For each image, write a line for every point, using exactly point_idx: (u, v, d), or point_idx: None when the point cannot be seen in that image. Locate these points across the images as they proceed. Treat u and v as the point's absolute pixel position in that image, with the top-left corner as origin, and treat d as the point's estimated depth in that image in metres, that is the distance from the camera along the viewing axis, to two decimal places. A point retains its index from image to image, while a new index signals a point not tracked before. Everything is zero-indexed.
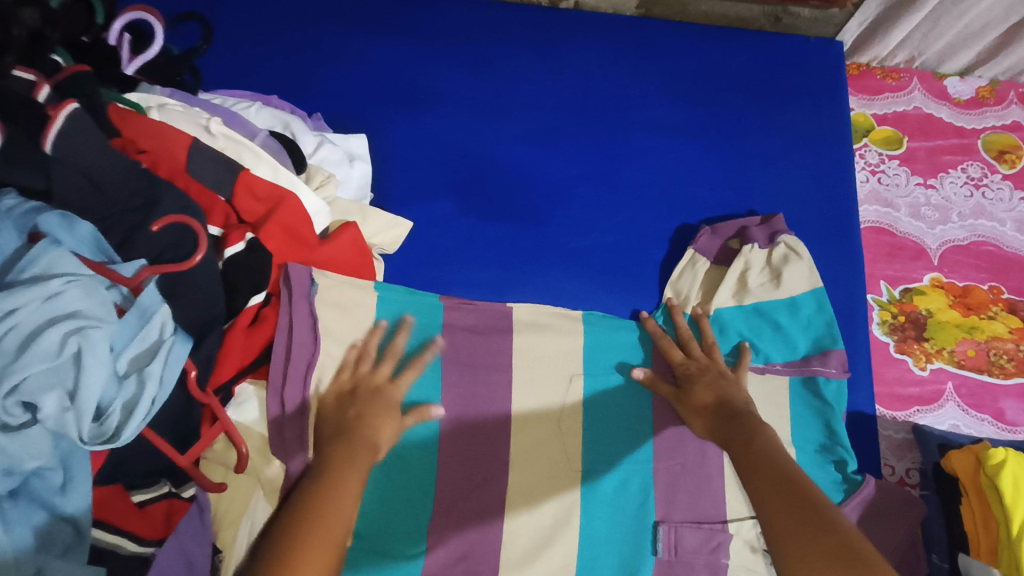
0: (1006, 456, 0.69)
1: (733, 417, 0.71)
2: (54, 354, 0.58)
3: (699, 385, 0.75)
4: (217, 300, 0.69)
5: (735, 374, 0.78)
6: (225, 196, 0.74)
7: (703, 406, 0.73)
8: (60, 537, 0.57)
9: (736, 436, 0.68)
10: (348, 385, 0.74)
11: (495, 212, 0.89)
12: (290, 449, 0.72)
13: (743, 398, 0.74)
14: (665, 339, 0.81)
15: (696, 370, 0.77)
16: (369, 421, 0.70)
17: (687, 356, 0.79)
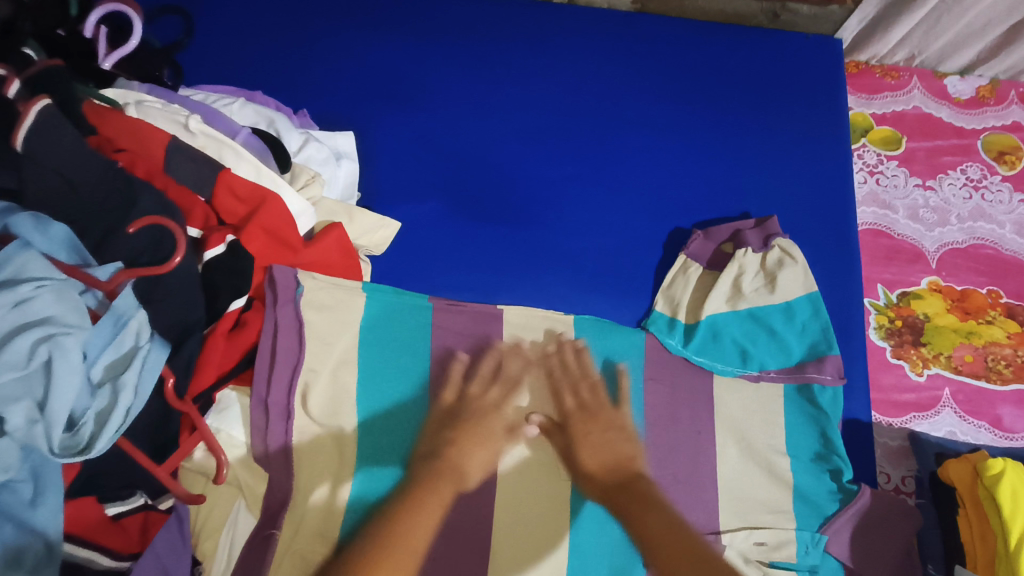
0: (1005, 467, 0.68)
1: (620, 487, 0.69)
2: (23, 362, 0.56)
3: (583, 446, 0.73)
4: (196, 303, 0.67)
5: (622, 413, 0.75)
6: (206, 197, 0.71)
7: (591, 475, 0.71)
8: (30, 552, 0.55)
9: (626, 511, 0.67)
10: (448, 407, 0.74)
11: (486, 213, 0.87)
12: (274, 457, 0.71)
13: (628, 453, 0.72)
14: (559, 379, 0.78)
15: (577, 423, 0.74)
16: (462, 445, 0.71)
17: (576, 401, 0.76)
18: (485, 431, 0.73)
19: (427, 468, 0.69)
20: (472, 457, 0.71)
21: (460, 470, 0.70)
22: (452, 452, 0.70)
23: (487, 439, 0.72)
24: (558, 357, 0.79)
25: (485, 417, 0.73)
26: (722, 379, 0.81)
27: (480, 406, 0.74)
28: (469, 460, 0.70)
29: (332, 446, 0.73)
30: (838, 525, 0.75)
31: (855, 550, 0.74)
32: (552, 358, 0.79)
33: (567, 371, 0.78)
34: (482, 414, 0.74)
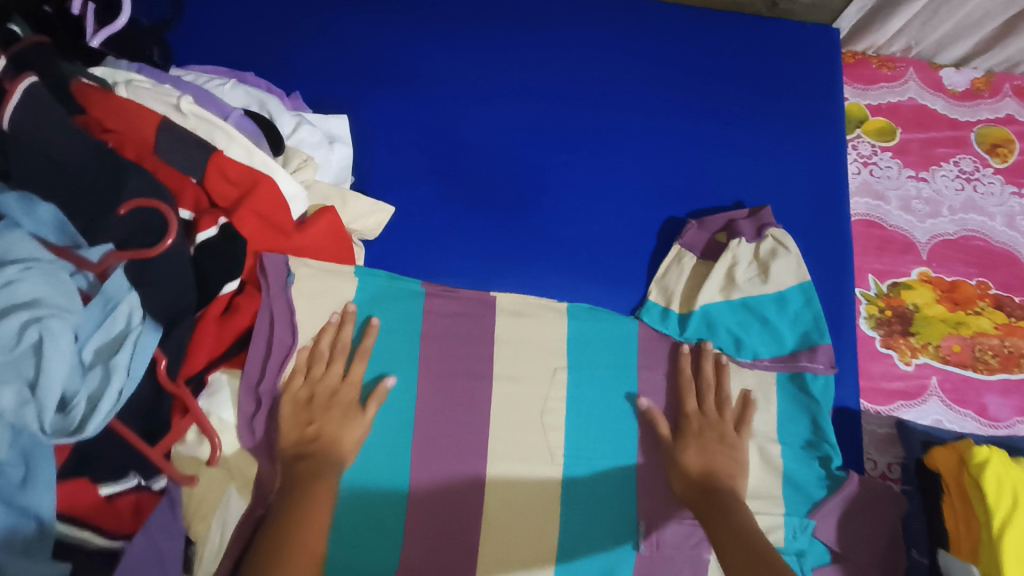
0: (990, 455, 0.69)
1: (705, 491, 0.71)
2: (13, 343, 0.56)
3: (691, 447, 0.75)
4: (187, 287, 0.66)
5: (738, 436, 0.77)
6: (197, 177, 0.70)
7: (687, 472, 0.74)
8: (23, 532, 0.55)
9: (706, 515, 0.68)
10: (303, 392, 0.71)
11: (479, 197, 0.87)
12: (263, 445, 0.71)
13: (727, 471, 0.74)
14: (686, 381, 0.80)
15: (694, 425, 0.77)
16: (327, 434, 0.69)
17: (698, 407, 0.79)
18: (345, 415, 0.71)
19: (306, 462, 0.66)
20: (342, 441, 0.69)
21: (336, 460, 0.68)
22: (321, 444, 0.68)
23: (351, 421, 0.71)
24: (691, 361, 0.81)
25: (337, 398, 0.71)
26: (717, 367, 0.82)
27: (330, 388, 0.72)
28: (342, 446, 0.69)
29: None
30: (826, 511, 0.76)
31: (841, 535, 0.76)
32: (689, 360, 0.81)
33: (698, 377, 0.80)
34: (332, 395, 0.71)
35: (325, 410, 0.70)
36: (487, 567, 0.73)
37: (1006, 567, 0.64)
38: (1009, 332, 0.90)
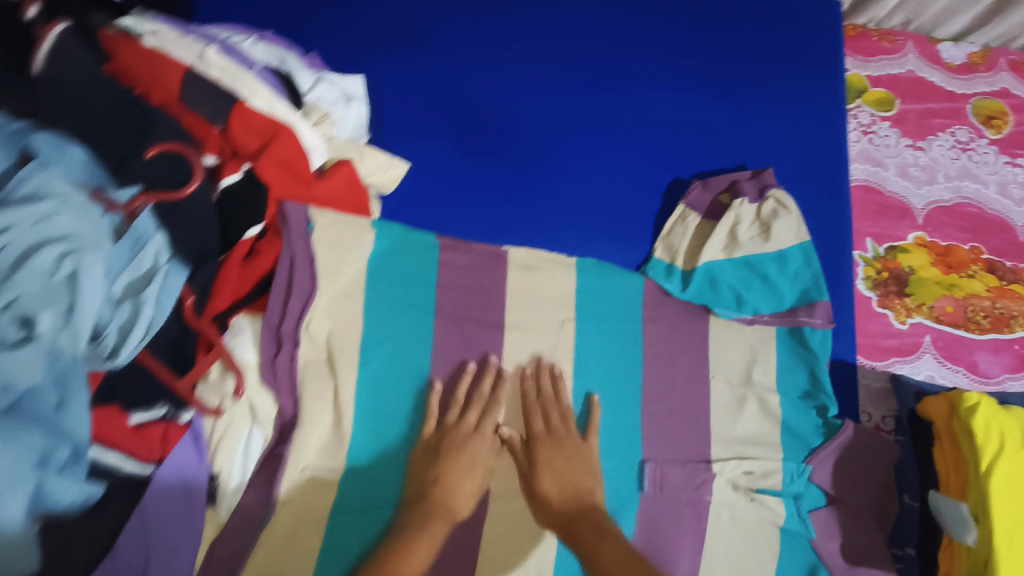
0: (979, 400, 0.71)
1: (578, 514, 0.72)
2: (49, 273, 0.58)
3: (546, 471, 0.75)
4: (212, 231, 0.69)
5: (589, 444, 0.77)
6: (220, 126, 0.71)
7: (550, 502, 0.73)
8: (59, 454, 0.57)
9: (580, 539, 0.69)
10: (430, 440, 0.75)
11: (491, 157, 0.90)
12: (284, 388, 0.73)
13: (586, 483, 0.75)
14: (529, 403, 0.79)
15: (544, 447, 0.76)
16: (448, 479, 0.73)
17: (546, 425, 0.78)
18: (469, 464, 0.74)
19: (417, 507, 0.71)
20: (459, 490, 0.73)
21: (450, 507, 0.72)
22: (442, 490, 0.72)
23: (471, 470, 0.74)
24: (531, 382, 0.80)
25: (468, 449, 0.75)
26: (719, 321, 0.85)
27: (462, 437, 0.76)
28: (457, 494, 0.73)
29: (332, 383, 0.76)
30: (822, 457, 0.80)
31: (836, 480, 0.79)
32: (528, 381, 0.80)
33: (540, 394, 0.80)
34: (467, 443, 0.75)
35: (459, 454, 0.74)
36: (496, 504, 0.76)
37: (992, 504, 0.66)
38: (1000, 295, 0.93)
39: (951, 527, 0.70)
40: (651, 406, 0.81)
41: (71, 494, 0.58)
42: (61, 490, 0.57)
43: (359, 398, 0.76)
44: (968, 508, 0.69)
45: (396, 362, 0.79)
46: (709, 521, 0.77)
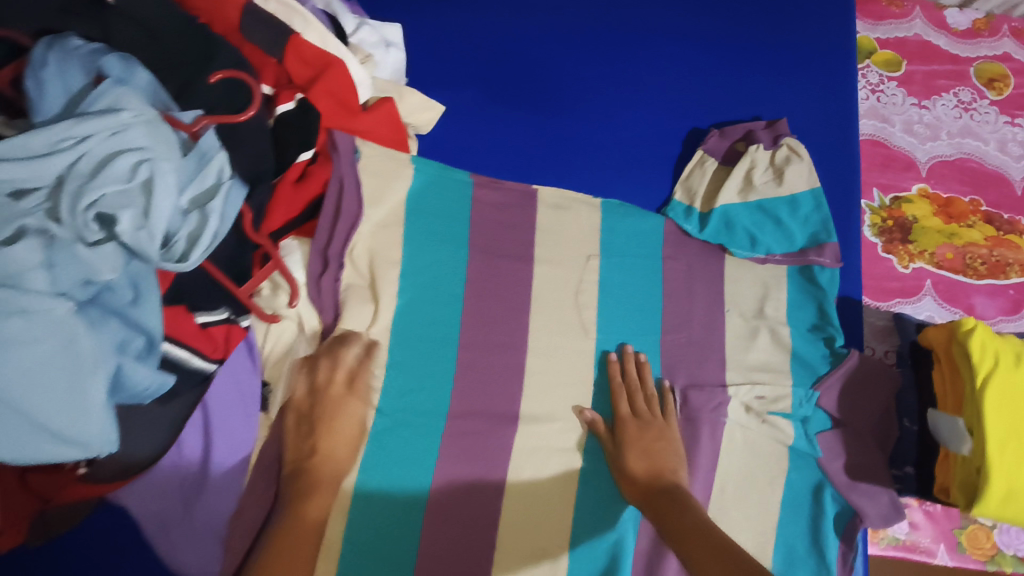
0: (976, 324, 0.77)
1: (657, 492, 0.73)
2: (126, 178, 0.62)
3: (633, 450, 0.78)
4: (265, 155, 0.73)
5: (669, 425, 0.81)
6: (276, 58, 0.76)
7: (633, 476, 0.76)
8: (135, 342, 0.63)
9: (663, 511, 0.71)
10: (304, 403, 0.75)
11: (521, 105, 0.94)
12: (329, 306, 0.79)
13: (669, 465, 0.77)
14: (615, 385, 0.82)
15: (630, 429, 0.80)
16: (321, 447, 0.72)
17: (632, 409, 0.81)
18: (342, 427, 0.74)
19: (302, 477, 0.70)
20: (337, 455, 0.73)
21: (333, 471, 0.72)
22: (317, 461, 0.71)
23: (347, 434, 0.74)
24: (617, 367, 0.83)
25: (337, 412, 0.74)
26: (735, 260, 0.90)
27: (331, 401, 0.75)
28: (337, 459, 0.73)
29: (370, 306, 0.80)
30: (830, 383, 0.85)
31: (842, 406, 0.85)
32: (614, 367, 0.83)
33: (626, 380, 0.83)
34: (338, 407, 0.74)
35: (323, 421, 0.73)
36: (525, 420, 0.81)
37: (987, 416, 0.72)
38: (997, 244, 0.99)
39: (949, 441, 0.76)
40: (671, 335, 0.87)
41: (146, 381, 0.63)
42: (139, 374, 0.63)
43: (396, 321, 0.81)
44: (963, 422, 0.75)
45: (432, 289, 0.83)
46: (723, 442, 0.83)
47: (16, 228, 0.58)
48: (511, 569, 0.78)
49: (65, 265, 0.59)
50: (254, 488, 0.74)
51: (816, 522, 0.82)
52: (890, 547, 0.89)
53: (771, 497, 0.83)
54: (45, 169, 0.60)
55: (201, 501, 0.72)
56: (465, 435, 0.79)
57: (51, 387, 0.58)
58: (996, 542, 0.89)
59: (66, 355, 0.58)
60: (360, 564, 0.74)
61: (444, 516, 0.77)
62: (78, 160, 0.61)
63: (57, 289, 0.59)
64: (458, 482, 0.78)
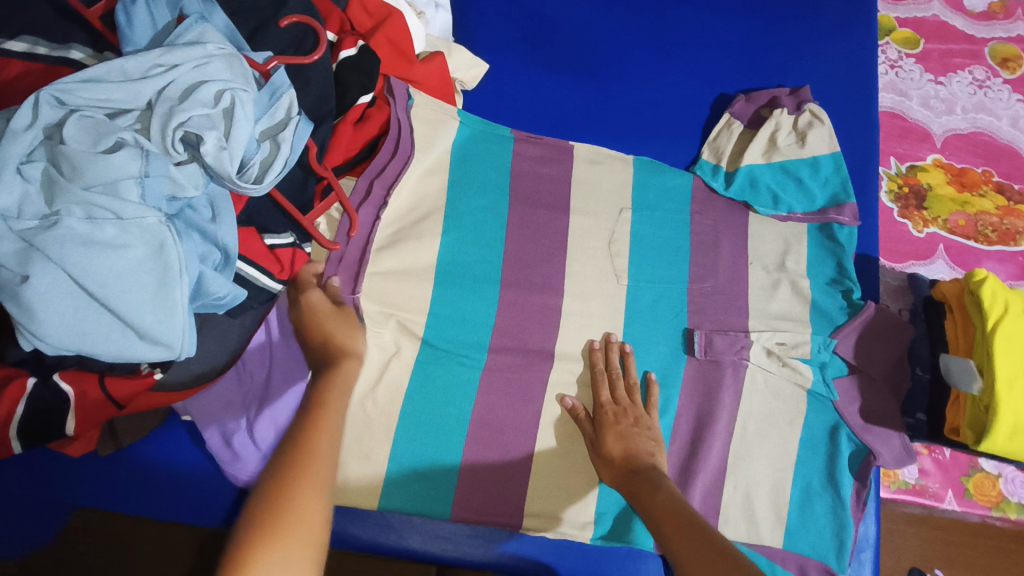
0: (988, 276, 0.81)
1: (632, 472, 0.76)
2: (211, 104, 0.66)
3: (610, 434, 0.79)
4: (328, 97, 0.79)
5: (650, 415, 0.83)
6: (341, 8, 0.84)
7: (610, 459, 0.78)
8: (212, 256, 0.69)
9: (637, 494, 0.73)
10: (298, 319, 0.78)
11: (559, 66, 1.00)
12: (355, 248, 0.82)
13: (647, 450, 0.78)
14: (598, 373, 0.84)
15: (608, 414, 0.81)
16: (324, 340, 0.76)
17: (612, 397, 0.83)
18: (328, 318, 0.77)
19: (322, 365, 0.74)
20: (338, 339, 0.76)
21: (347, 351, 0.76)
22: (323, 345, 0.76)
23: (332, 321, 0.77)
24: (600, 355, 0.86)
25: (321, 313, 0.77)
26: (759, 217, 0.95)
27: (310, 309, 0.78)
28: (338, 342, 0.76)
29: (419, 244, 0.85)
30: (846, 332, 0.90)
31: (858, 353, 0.90)
32: (598, 354, 0.86)
33: (608, 368, 0.85)
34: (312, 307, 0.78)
35: (319, 323, 0.77)
36: (561, 356, 0.86)
37: (996, 357, 0.76)
38: (1007, 213, 1.04)
39: (960, 381, 0.81)
40: (698, 284, 0.91)
41: (222, 290, 0.68)
42: (216, 284, 0.68)
43: (441, 260, 0.86)
44: (974, 363, 0.80)
45: (475, 233, 0.88)
46: (745, 381, 0.88)
47: (114, 140, 0.62)
48: (545, 493, 0.83)
49: (157, 180, 0.64)
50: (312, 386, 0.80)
51: (834, 460, 0.88)
52: (900, 491, 0.95)
53: (790, 436, 0.88)
54: (139, 93, 0.64)
55: (262, 414, 0.77)
56: (503, 368, 0.85)
57: (140, 289, 0.62)
58: (1001, 490, 0.95)
59: (155, 261, 0.63)
60: (408, 480, 0.81)
61: (482, 444, 0.82)
62: (167, 86, 0.65)
63: (148, 202, 0.64)
64: (497, 411, 0.83)
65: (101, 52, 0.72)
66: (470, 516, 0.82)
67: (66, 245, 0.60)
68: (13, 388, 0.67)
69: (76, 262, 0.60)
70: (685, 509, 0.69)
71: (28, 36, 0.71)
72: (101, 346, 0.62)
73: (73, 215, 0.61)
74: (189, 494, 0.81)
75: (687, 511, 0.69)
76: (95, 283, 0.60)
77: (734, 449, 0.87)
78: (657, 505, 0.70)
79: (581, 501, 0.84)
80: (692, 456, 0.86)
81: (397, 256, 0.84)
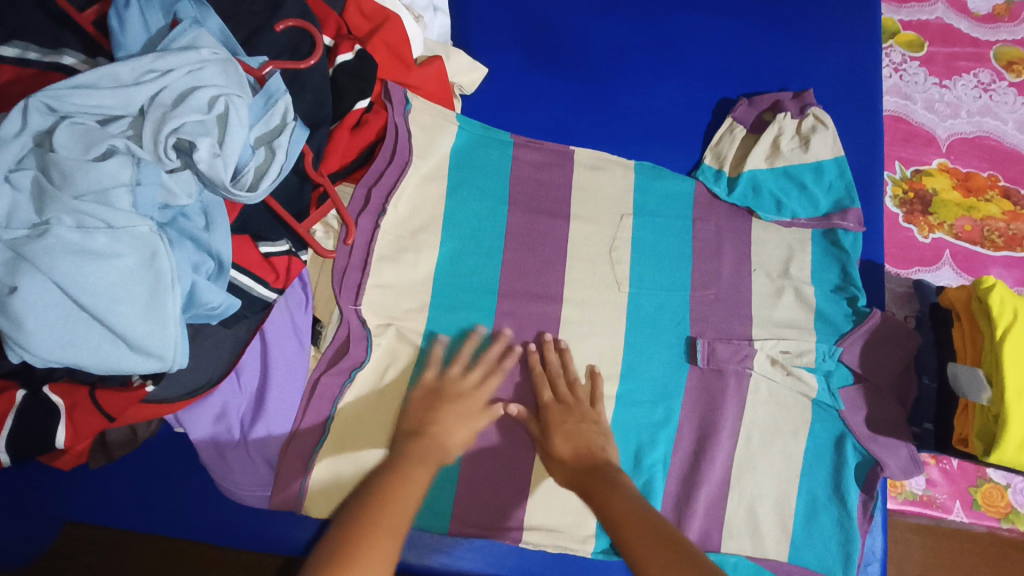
0: (996, 283, 0.79)
1: (585, 470, 0.71)
2: (204, 110, 0.64)
3: (557, 435, 0.76)
4: (325, 102, 0.77)
5: (596, 410, 0.79)
6: (337, 11, 0.83)
7: (562, 460, 0.74)
8: (205, 265, 0.68)
9: (592, 494, 0.67)
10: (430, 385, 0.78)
11: (559, 70, 0.99)
12: (351, 267, 0.80)
13: (597, 443, 0.75)
14: (538, 375, 0.81)
15: (555, 414, 0.78)
16: (443, 423, 0.74)
17: (555, 396, 0.80)
18: (468, 410, 0.76)
19: (409, 444, 0.71)
20: (453, 433, 0.74)
21: (442, 447, 0.73)
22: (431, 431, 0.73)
23: (467, 422, 0.76)
24: (537, 356, 0.83)
25: (461, 400, 0.77)
26: (761, 223, 0.94)
27: (462, 391, 0.78)
28: (450, 438, 0.74)
29: (417, 253, 0.84)
30: (851, 340, 0.89)
31: (863, 362, 0.88)
32: (535, 356, 0.83)
33: (547, 367, 0.82)
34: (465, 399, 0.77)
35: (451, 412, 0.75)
36: None
37: (1005, 366, 0.74)
38: (1014, 218, 1.03)
39: (968, 390, 0.78)
40: (700, 292, 0.90)
41: (216, 299, 0.67)
42: (210, 294, 0.66)
43: (439, 268, 0.85)
44: (982, 372, 0.77)
45: (475, 240, 0.87)
46: (749, 390, 0.87)
47: (106, 147, 0.61)
48: (544, 506, 0.81)
49: (149, 187, 0.63)
50: (317, 400, 0.78)
51: (839, 469, 0.86)
52: (907, 502, 0.94)
53: (795, 447, 0.86)
54: (131, 98, 0.63)
55: (256, 423, 0.77)
56: (501, 375, 0.83)
57: (131, 300, 0.61)
58: (1011, 501, 0.93)
59: (146, 270, 0.62)
60: None
61: (480, 455, 0.81)
62: (159, 91, 0.64)
63: (139, 210, 0.63)
64: (495, 422, 0.82)
65: (93, 57, 0.71)
66: (469, 529, 0.80)
67: (56, 255, 0.58)
68: (2, 400, 0.66)
69: (65, 271, 0.58)
70: (653, 515, 0.62)
71: (18, 40, 0.70)
72: (91, 358, 0.61)
73: (63, 223, 0.60)
74: (188, 507, 0.80)
75: (652, 517, 0.62)
76: (85, 293, 0.59)
77: (738, 460, 0.85)
78: (618, 508, 0.63)
79: (582, 514, 0.82)
80: (695, 467, 0.84)
81: (396, 264, 0.83)
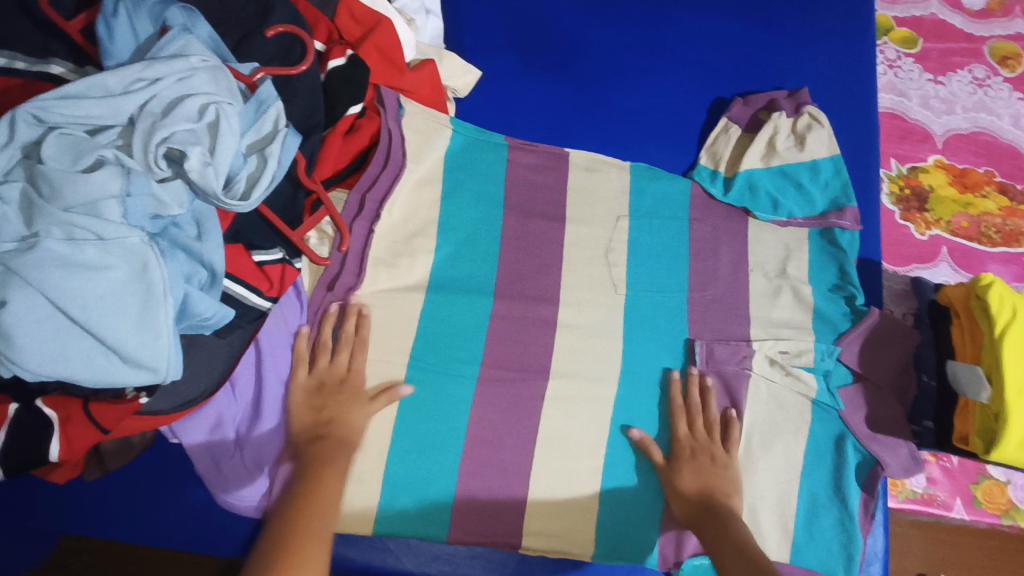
0: (994, 279, 0.79)
1: (704, 510, 0.77)
2: (194, 118, 0.64)
3: (685, 471, 0.80)
4: (317, 108, 0.77)
5: (726, 454, 0.82)
6: (328, 16, 0.82)
7: (685, 493, 0.79)
8: (198, 275, 0.67)
9: (706, 530, 0.75)
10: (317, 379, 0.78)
11: (553, 72, 0.98)
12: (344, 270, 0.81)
13: (721, 487, 0.79)
14: (677, 406, 0.84)
15: (684, 450, 0.82)
16: (338, 415, 0.76)
17: (689, 433, 0.83)
18: (353, 400, 0.77)
19: (317, 447, 0.73)
20: (350, 421, 0.76)
21: (346, 440, 0.75)
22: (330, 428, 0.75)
23: (357, 410, 0.77)
24: (680, 386, 0.85)
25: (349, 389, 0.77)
26: (758, 223, 0.93)
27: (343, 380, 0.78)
28: (350, 426, 0.76)
29: (412, 259, 0.84)
30: (851, 339, 0.88)
31: (862, 360, 0.88)
32: (677, 388, 0.85)
33: (687, 401, 0.85)
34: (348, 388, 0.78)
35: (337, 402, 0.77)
36: (558, 369, 0.84)
37: (1004, 363, 0.74)
38: (1011, 213, 1.03)
39: (969, 389, 0.78)
40: (698, 293, 0.90)
41: (208, 310, 0.67)
42: (202, 304, 0.66)
43: (435, 275, 0.85)
44: (982, 370, 0.77)
45: (471, 245, 0.86)
46: (748, 391, 0.87)
47: (94, 158, 0.60)
48: (544, 512, 0.81)
49: (139, 197, 0.62)
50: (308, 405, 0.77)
51: (840, 470, 0.86)
52: (908, 500, 0.94)
53: (795, 447, 0.86)
54: (119, 108, 0.62)
55: (253, 432, 0.77)
56: (499, 379, 0.83)
57: (123, 312, 0.60)
58: (1011, 497, 0.93)
59: (137, 282, 0.61)
60: (406, 501, 0.79)
61: (479, 462, 0.80)
62: (148, 100, 0.63)
63: (130, 221, 0.62)
64: (494, 427, 0.81)
65: (81, 66, 0.70)
66: (469, 537, 0.80)
67: (45, 268, 0.58)
68: None
69: (55, 285, 0.58)
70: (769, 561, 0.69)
71: (5, 49, 0.69)
72: (83, 371, 0.60)
73: (52, 236, 0.59)
74: (185, 518, 0.80)
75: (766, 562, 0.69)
76: (76, 305, 0.58)
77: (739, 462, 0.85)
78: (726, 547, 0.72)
79: (583, 520, 0.82)
80: None
81: (391, 270, 0.83)
